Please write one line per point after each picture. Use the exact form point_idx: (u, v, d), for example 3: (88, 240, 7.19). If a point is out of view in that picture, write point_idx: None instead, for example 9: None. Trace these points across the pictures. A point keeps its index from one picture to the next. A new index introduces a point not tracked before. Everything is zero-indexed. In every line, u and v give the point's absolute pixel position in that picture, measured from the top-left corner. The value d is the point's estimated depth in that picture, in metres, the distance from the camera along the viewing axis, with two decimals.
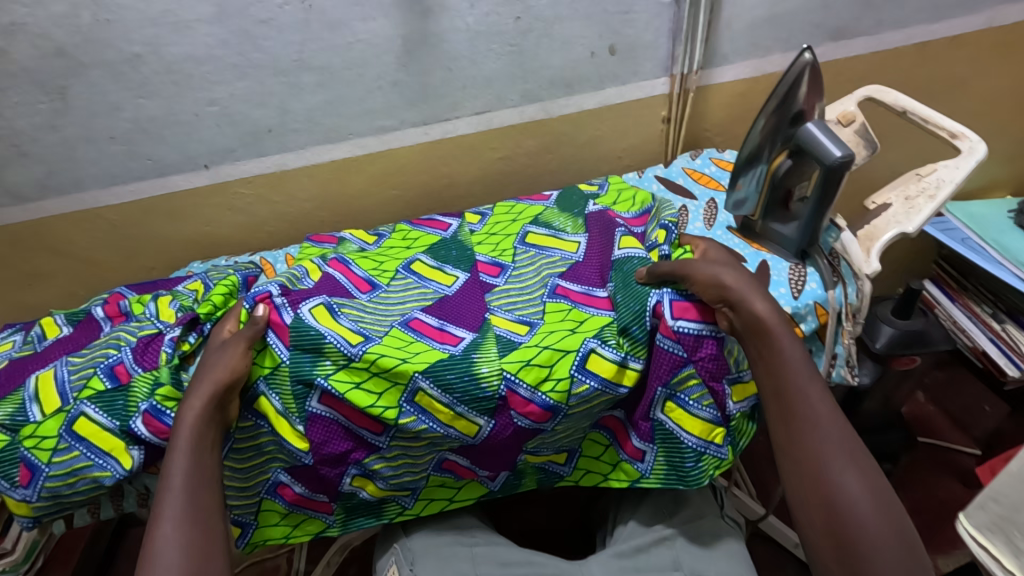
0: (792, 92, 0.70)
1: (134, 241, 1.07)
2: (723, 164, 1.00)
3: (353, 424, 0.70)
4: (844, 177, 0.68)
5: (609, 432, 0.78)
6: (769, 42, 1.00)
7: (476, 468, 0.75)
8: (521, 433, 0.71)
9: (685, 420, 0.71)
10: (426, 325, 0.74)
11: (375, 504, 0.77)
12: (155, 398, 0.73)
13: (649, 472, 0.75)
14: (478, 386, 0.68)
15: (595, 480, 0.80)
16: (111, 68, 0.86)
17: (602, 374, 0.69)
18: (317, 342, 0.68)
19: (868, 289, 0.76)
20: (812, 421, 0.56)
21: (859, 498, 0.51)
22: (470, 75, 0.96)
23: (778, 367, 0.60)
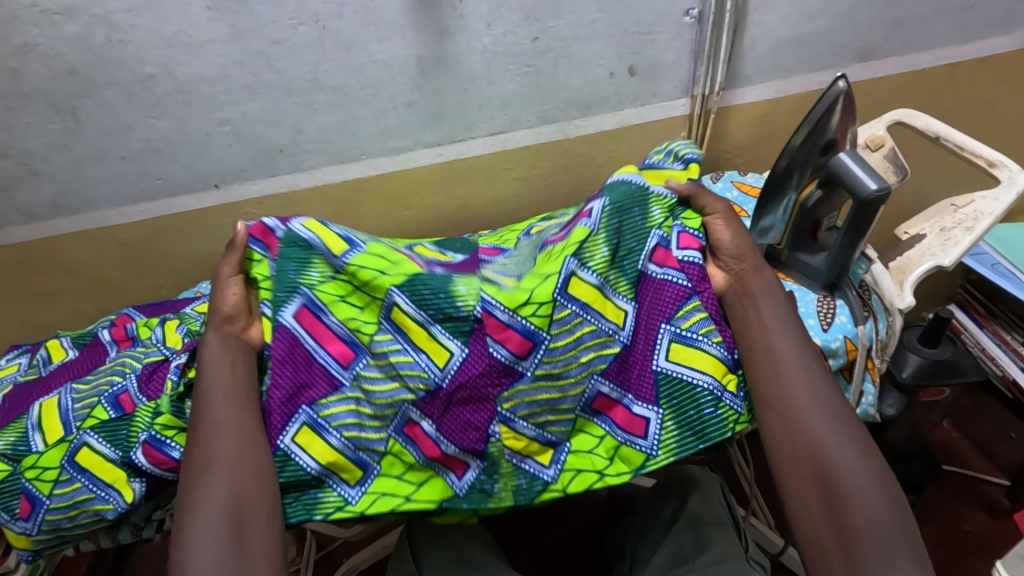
0: (825, 120, 0.69)
1: (143, 259, 1.05)
2: (746, 188, 0.96)
3: (325, 347, 0.70)
4: (878, 212, 0.64)
5: (598, 413, 0.70)
6: (793, 63, 0.97)
7: (442, 439, 0.67)
8: (496, 372, 0.67)
9: (692, 359, 0.68)
10: (411, 258, 0.76)
11: (313, 484, 0.65)
12: (155, 428, 0.70)
13: (654, 450, 0.67)
14: (456, 306, 0.69)
15: (587, 480, 0.67)
16: (124, 88, 0.84)
17: (582, 298, 0.70)
18: (306, 251, 0.73)
19: (899, 325, 0.72)
20: (794, 380, 0.63)
21: (842, 448, 0.58)
22: (486, 95, 0.93)
23: (768, 330, 0.67)
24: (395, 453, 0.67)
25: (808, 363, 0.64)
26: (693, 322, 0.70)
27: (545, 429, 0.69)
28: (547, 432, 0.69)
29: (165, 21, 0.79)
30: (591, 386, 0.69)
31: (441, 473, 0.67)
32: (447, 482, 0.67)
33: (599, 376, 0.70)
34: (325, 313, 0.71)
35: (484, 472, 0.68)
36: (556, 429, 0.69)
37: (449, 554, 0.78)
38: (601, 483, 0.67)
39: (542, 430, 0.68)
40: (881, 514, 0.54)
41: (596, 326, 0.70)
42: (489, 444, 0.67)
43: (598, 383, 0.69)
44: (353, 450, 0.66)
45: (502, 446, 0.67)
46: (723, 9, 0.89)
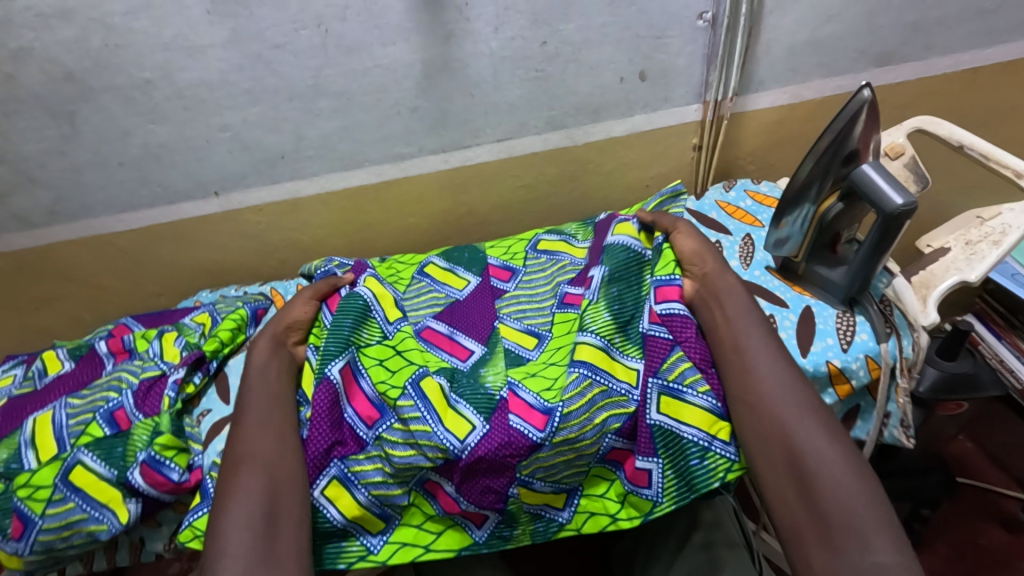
0: (847, 131, 0.65)
1: (142, 267, 1.03)
2: (760, 198, 0.93)
3: (353, 403, 0.70)
4: (904, 225, 0.62)
5: (615, 464, 0.68)
6: (809, 68, 0.94)
7: (460, 498, 0.66)
8: (513, 443, 0.64)
9: (682, 412, 0.65)
10: (437, 333, 0.77)
11: (337, 535, 0.67)
12: (154, 448, 0.69)
13: (660, 498, 0.65)
14: (483, 386, 0.69)
15: (599, 524, 0.68)
16: (122, 93, 0.82)
17: (590, 361, 0.68)
18: (363, 309, 0.78)
19: (925, 342, 0.69)
20: (761, 372, 0.61)
21: (811, 433, 0.57)
22: (493, 101, 0.91)
23: (736, 327, 0.66)
24: (418, 505, 0.68)
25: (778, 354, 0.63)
26: (680, 374, 0.67)
27: (562, 483, 0.67)
28: (564, 484, 0.67)
29: (163, 25, 0.77)
30: (603, 444, 0.66)
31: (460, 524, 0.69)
32: (465, 533, 0.69)
33: (612, 434, 0.66)
34: (363, 376, 0.72)
35: (503, 523, 0.68)
36: (573, 480, 0.67)
37: None
38: (614, 527, 0.67)
39: (561, 484, 0.67)
40: (853, 497, 0.52)
41: (607, 386, 0.67)
42: (507, 501, 0.67)
43: (610, 441, 0.66)
44: (378, 506, 0.67)
45: (520, 502, 0.67)
46: (738, 12, 0.86)
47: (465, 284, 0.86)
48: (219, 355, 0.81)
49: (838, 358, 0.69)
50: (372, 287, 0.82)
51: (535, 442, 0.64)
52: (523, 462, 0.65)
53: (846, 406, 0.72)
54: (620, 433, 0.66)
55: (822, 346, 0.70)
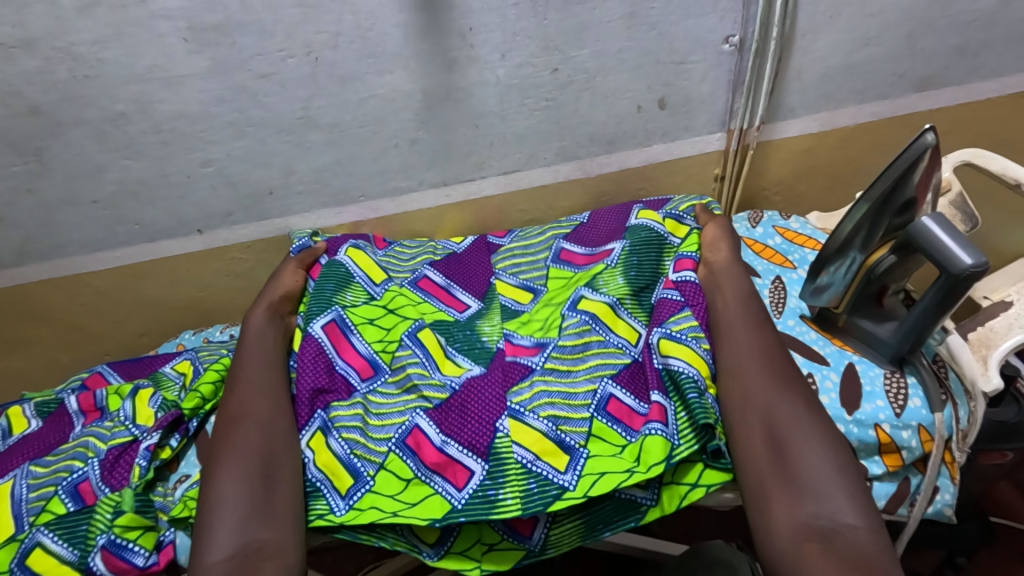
0: (906, 177, 0.59)
1: (123, 308, 0.96)
2: (790, 236, 0.85)
3: (341, 356, 0.71)
4: (970, 289, 0.54)
5: (614, 419, 0.62)
6: (843, 94, 0.87)
7: (445, 445, 0.61)
8: (503, 380, 0.66)
9: (677, 351, 0.63)
10: (434, 284, 0.79)
11: (306, 492, 0.60)
12: (114, 531, 0.61)
13: (678, 438, 0.58)
14: (479, 339, 0.72)
15: (613, 481, 0.56)
16: (93, 127, 0.75)
17: (592, 310, 0.71)
18: (346, 276, 0.80)
19: (984, 411, 0.62)
20: (750, 352, 0.61)
21: (792, 407, 0.56)
22: (500, 132, 0.84)
23: (734, 311, 0.65)
24: (393, 470, 0.61)
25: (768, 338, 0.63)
26: (684, 326, 0.66)
27: (558, 427, 0.61)
28: (561, 431, 0.61)
29: (137, 54, 0.70)
30: (602, 386, 0.64)
31: (438, 488, 0.59)
32: (445, 497, 0.58)
33: (610, 380, 0.64)
34: (355, 334, 0.73)
35: (489, 477, 0.58)
36: (572, 430, 0.61)
37: None
38: (627, 484, 0.56)
39: (558, 429, 0.61)
40: (827, 462, 0.52)
41: (603, 337, 0.69)
42: (494, 441, 0.60)
43: (610, 386, 0.64)
44: (349, 455, 0.62)
45: (511, 443, 0.60)
46: (767, 36, 0.78)
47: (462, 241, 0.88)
48: (200, 412, 0.72)
49: (887, 421, 0.61)
50: (354, 254, 0.82)
51: (530, 367, 0.68)
52: (517, 389, 0.65)
53: (895, 479, 0.63)
54: (618, 377, 0.64)
55: (872, 408, 0.62)
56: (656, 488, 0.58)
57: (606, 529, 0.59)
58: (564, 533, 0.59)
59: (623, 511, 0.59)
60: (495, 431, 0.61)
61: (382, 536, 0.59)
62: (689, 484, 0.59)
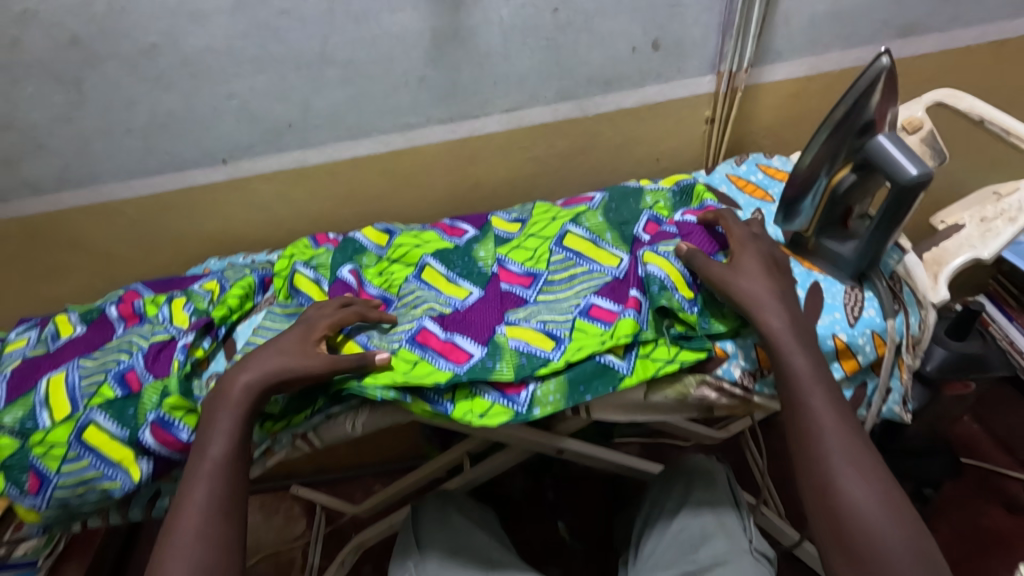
0: (865, 98, 0.64)
1: (151, 237, 1.02)
2: (771, 172, 0.92)
3: (360, 296, 0.83)
4: (919, 197, 0.61)
5: (596, 319, 0.72)
6: (829, 39, 0.92)
7: (454, 338, 0.73)
8: (506, 300, 0.79)
9: (658, 261, 0.74)
10: (442, 224, 0.96)
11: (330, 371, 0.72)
12: (163, 408, 0.70)
13: (645, 326, 0.70)
14: (477, 265, 0.85)
15: (589, 348, 0.68)
16: (127, 59, 0.82)
17: (576, 248, 0.84)
18: (358, 245, 0.90)
19: (932, 318, 0.69)
20: (819, 427, 0.59)
21: (868, 504, 0.55)
22: (503, 72, 0.90)
23: (782, 344, 0.63)
24: (401, 354, 0.71)
25: (814, 372, 0.61)
26: (670, 246, 0.77)
27: (546, 325, 0.73)
28: (549, 327, 0.72)
29: None
30: (586, 299, 0.75)
31: (442, 365, 0.69)
32: (445, 368, 0.69)
33: (593, 294, 0.75)
34: (367, 283, 0.86)
35: (486, 354, 0.70)
36: (557, 325, 0.72)
37: (447, 537, 0.84)
38: (603, 347, 0.68)
39: (545, 326, 0.73)
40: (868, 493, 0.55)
41: (586, 267, 0.81)
42: (493, 336, 0.73)
43: (592, 298, 0.75)
44: (367, 341, 0.73)
45: (507, 338, 0.72)
46: None
47: (463, 233, 0.93)
48: (227, 321, 0.82)
49: (844, 332, 0.68)
50: (365, 230, 0.94)
51: (524, 298, 0.80)
52: (514, 310, 0.78)
53: (852, 385, 0.70)
54: (600, 291, 0.76)
55: (830, 320, 0.69)
56: (632, 359, 0.69)
57: (586, 391, 0.68)
58: (548, 391, 0.68)
59: (603, 377, 0.68)
60: (494, 331, 0.73)
61: (383, 391, 0.68)
62: (664, 360, 0.69)
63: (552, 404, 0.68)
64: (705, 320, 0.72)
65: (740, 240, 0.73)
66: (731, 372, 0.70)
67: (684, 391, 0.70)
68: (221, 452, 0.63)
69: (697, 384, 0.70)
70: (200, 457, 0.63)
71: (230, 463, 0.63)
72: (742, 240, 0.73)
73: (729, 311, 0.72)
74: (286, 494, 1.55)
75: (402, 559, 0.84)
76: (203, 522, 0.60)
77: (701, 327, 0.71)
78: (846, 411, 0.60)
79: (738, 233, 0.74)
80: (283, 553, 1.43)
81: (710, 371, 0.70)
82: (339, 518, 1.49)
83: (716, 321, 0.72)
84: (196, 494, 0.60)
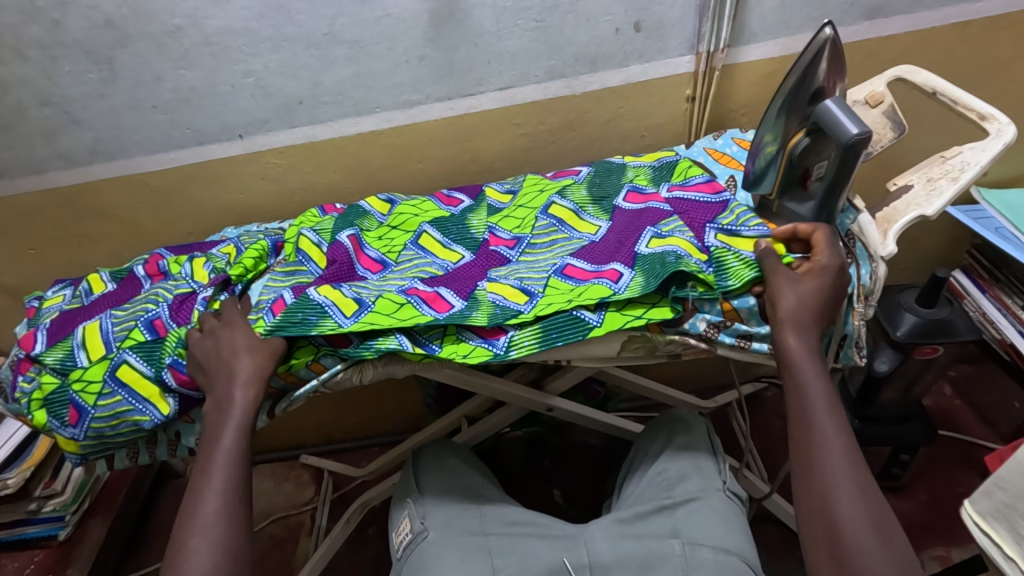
0: (812, 69, 0.73)
1: (174, 208, 1.11)
2: (746, 144, 0.99)
3: (359, 261, 0.88)
4: (862, 154, 0.68)
5: (569, 277, 0.78)
6: (799, 20, 1.00)
7: (439, 291, 0.78)
8: (491, 259, 0.86)
9: (666, 242, 0.78)
10: (441, 194, 1.03)
11: (315, 313, 0.75)
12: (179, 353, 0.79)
13: (620, 289, 0.74)
14: (470, 231, 0.92)
15: (557, 306, 0.73)
16: (155, 39, 0.91)
17: (565, 213, 0.91)
18: (362, 211, 0.99)
19: (882, 272, 0.75)
20: (826, 452, 0.63)
21: (862, 530, 0.59)
22: (496, 50, 0.98)
23: (801, 367, 0.68)
24: (390, 299, 0.77)
25: (827, 396, 0.66)
26: (671, 228, 0.80)
27: (523, 281, 0.78)
28: (525, 283, 0.78)
29: None
30: (562, 260, 0.81)
31: (425, 311, 0.75)
32: (426, 314, 0.74)
33: (569, 256, 0.81)
34: (367, 246, 0.92)
35: (465, 304, 0.76)
36: (533, 281, 0.78)
37: (445, 477, 0.91)
38: (569, 306, 0.73)
39: (522, 282, 0.78)
40: (870, 537, 0.58)
41: (567, 234, 0.87)
42: (474, 290, 0.78)
43: (568, 259, 0.81)
44: (355, 294, 0.79)
45: (486, 292, 0.78)
46: None
47: (459, 203, 1.00)
48: (243, 280, 0.90)
49: None
50: (370, 200, 1.02)
51: (507, 258, 0.86)
52: (496, 268, 0.84)
53: None
54: (576, 254, 0.81)
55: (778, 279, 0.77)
56: (602, 311, 0.73)
57: (558, 338, 0.73)
58: (524, 337, 0.73)
59: (574, 325, 0.73)
60: (476, 286, 0.79)
61: (376, 342, 0.74)
62: (633, 315, 0.73)
63: (527, 348, 0.73)
64: (724, 277, 0.74)
65: (820, 269, 0.71)
66: (696, 326, 0.75)
67: (655, 343, 0.76)
68: (239, 426, 0.71)
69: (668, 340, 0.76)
70: (212, 452, 0.70)
71: (239, 455, 0.70)
72: (825, 268, 0.71)
73: (746, 258, 0.75)
74: (295, 462, 1.63)
75: (401, 496, 0.91)
76: (222, 506, 0.67)
77: (720, 285, 0.74)
78: (852, 437, 0.64)
79: (822, 259, 0.72)
80: (293, 516, 1.51)
81: (680, 324, 0.75)
82: (343, 485, 1.57)
83: (736, 275, 0.74)
84: (210, 485, 0.68)
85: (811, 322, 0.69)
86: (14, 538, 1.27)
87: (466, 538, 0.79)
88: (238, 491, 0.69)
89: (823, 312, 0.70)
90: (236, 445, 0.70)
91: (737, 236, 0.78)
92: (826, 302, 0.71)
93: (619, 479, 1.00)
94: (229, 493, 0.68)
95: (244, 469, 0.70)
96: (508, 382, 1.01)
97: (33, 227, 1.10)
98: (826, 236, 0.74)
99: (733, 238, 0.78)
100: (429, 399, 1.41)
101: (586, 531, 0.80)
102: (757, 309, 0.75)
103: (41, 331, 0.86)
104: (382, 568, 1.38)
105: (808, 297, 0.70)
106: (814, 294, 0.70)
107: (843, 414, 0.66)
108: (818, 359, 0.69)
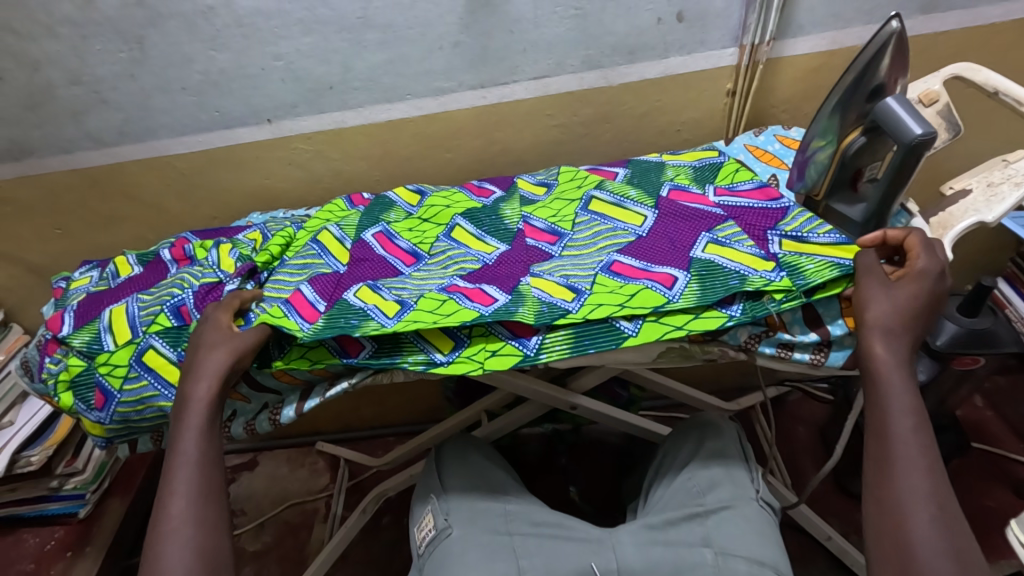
0: (875, 63, 0.71)
1: (199, 190, 1.09)
2: (789, 142, 0.95)
3: (391, 253, 0.86)
4: (925, 155, 0.65)
5: (617, 274, 0.75)
6: (849, 13, 0.96)
7: (483, 287, 0.76)
8: (531, 251, 0.83)
9: (730, 253, 0.74)
10: (471, 185, 1.01)
11: (357, 315, 0.73)
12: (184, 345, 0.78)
13: (676, 297, 0.70)
14: (503, 223, 0.90)
15: (607, 309, 0.69)
16: (186, 19, 0.89)
17: (603, 209, 0.88)
18: (389, 202, 0.97)
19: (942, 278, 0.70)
20: (907, 469, 0.60)
21: (938, 557, 0.56)
22: (532, 38, 0.95)
23: (887, 377, 0.64)
24: (431, 297, 0.75)
25: (913, 412, 0.62)
26: (729, 233, 0.77)
27: (570, 278, 0.75)
28: (572, 281, 0.75)
29: None
30: (609, 257, 0.77)
31: (468, 305, 0.72)
32: (474, 309, 0.71)
33: (616, 253, 0.78)
34: (397, 238, 0.90)
35: (508, 300, 0.73)
36: (580, 279, 0.75)
37: (469, 475, 0.89)
38: (620, 312, 0.69)
39: (569, 280, 0.75)
40: (947, 567, 0.55)
41: (611, 225, 0.84)
42: (517, 286, 0.75)
43: (615, 256, 0.77)
44: (394, 293, 0.76)
45: (531, 287, 0.75)
46: None
47: (489, 195, 0.97)
48: (270, 267, 0.89)
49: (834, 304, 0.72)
50: (398, 191, 1.00)
51: (549, 253, 0.82)
52: (539, 263, 0.80)
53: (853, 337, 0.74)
54: (623, 250, 0.78)
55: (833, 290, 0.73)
56: (639, 322, 0.70)
57: (591, 345, 0.70)
58: (556, 341, 0.71)
59: (608, 334, 0.70)
60: (519, 281, 0.76)
61: (404, 359, 0.72)
62: (673, 325, 0.69)
63: (558, 352, 0.70)
64: (800, 277, 0.70)
65: (917, 273, 0.66)
66: (737, 337, 0.72)
67: (694, 350, 0.74)
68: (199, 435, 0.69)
69: (705, 346, 0.74)
70: (172, 456, 0.68)
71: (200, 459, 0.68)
72: (923, 273, 0.66)
73: (823, 262, 0.71)
74: (311, 449, 1.63)
75: (424, 493, 0.90)
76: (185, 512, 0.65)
77: (798, 285, 0.69)
78: (936, 457, 0.61)
79: (919, 263, 0.67)
80: (308, 503, 1.51)
81: (721, 335, 0.72)
82: (357, 474, 1.56)
83: (816, 275, 0.69)
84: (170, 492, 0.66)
85: (904, 329, 0.65)
86: (35, 514, 1.28)
87: (491, 537, 0.78)
88: (207, 491, 0.67)
89: (917, 320, 0.66)
90: (196, 449, 0.68)
91: (803, 245, 0.74)
92: (922, 309, 0.66)
93: (646, 482, 0.97)
94: (192, 496, 0.66)
95: (210, 471, 0.68)
96: (532, 378, 0.99)
97: (59, 207, 1.10)
98: (921, 240, 0.68)
99: (798, 245, 0.74)
100: (449, 393, 1.40)
101: (616, 536, 0.78)
102: (800, 314, 0.73)
103: (68, 312, 0.85)
104: (397, 558, 1.38)
105: (906, 303, 0.65)
106: (909, 301, 0.65)
107: (931, 431, 0.62)
108: (907, 370, 0.64)
